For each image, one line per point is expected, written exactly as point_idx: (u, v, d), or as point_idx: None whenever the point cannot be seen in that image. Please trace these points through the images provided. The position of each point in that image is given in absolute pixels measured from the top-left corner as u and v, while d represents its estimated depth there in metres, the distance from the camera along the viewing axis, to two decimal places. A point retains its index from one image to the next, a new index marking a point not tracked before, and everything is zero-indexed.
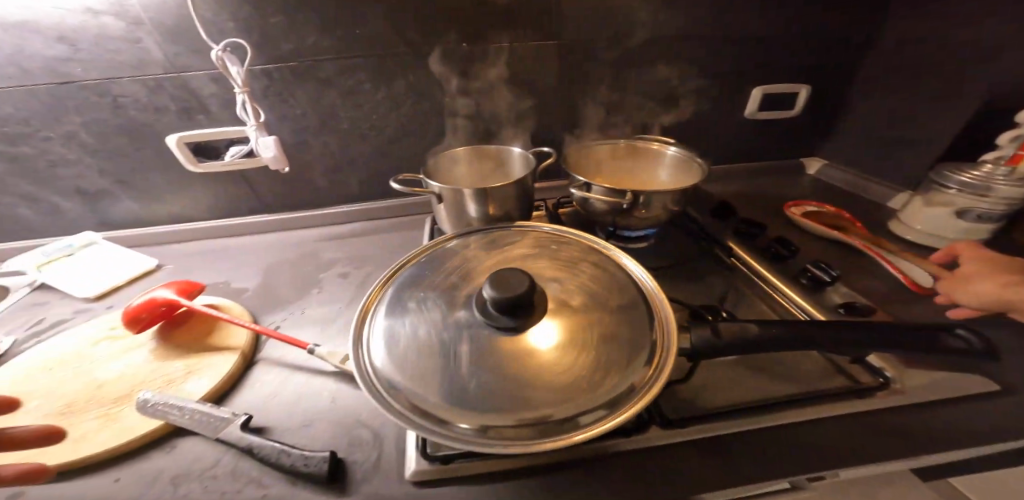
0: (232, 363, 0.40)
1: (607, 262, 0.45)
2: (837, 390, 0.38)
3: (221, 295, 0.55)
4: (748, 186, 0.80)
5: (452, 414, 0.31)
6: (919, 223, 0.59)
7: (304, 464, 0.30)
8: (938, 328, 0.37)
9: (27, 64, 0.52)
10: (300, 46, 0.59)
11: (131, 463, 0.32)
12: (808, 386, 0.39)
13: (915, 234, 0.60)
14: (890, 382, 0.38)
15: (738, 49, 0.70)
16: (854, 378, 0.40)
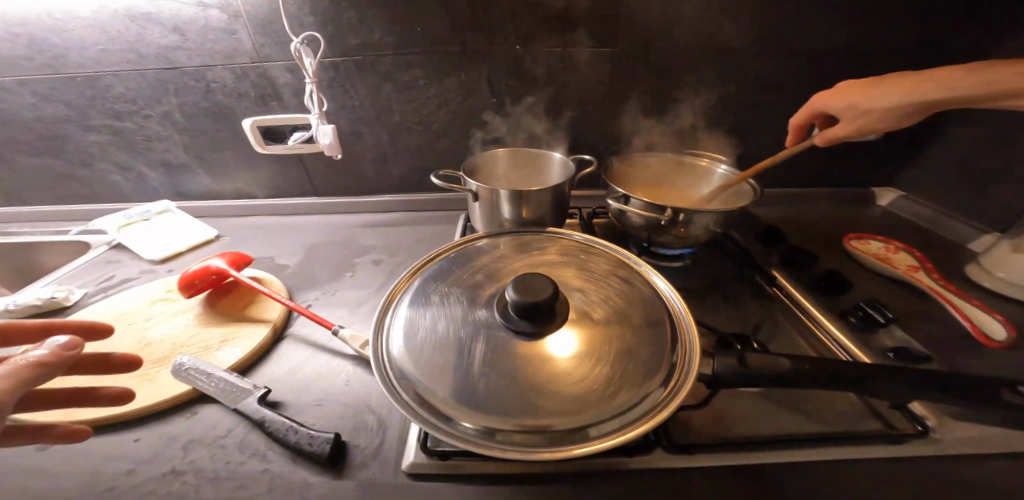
0: (264, 335, 0.44)
1: (637, 279, 0.44)
2: (866, 432, 0.35)
3: (264, 269, 0.60)
4: (804, 213, 0.73)
5: (456, 411, 0.32)
6: (1001, 270, 0.52)
7: (308, 443, 0.33)
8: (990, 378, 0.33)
9: (146, 50, 0.59)
10: (366, 41, 0.62)
11: (172, 415, 0.35)
12: (836, 425, 0.36)
13: (996, 283, 0.52)
14: (929, 431, 0.35)
15: (815, 63, 0.64)
16: (890, 424, 0.36)
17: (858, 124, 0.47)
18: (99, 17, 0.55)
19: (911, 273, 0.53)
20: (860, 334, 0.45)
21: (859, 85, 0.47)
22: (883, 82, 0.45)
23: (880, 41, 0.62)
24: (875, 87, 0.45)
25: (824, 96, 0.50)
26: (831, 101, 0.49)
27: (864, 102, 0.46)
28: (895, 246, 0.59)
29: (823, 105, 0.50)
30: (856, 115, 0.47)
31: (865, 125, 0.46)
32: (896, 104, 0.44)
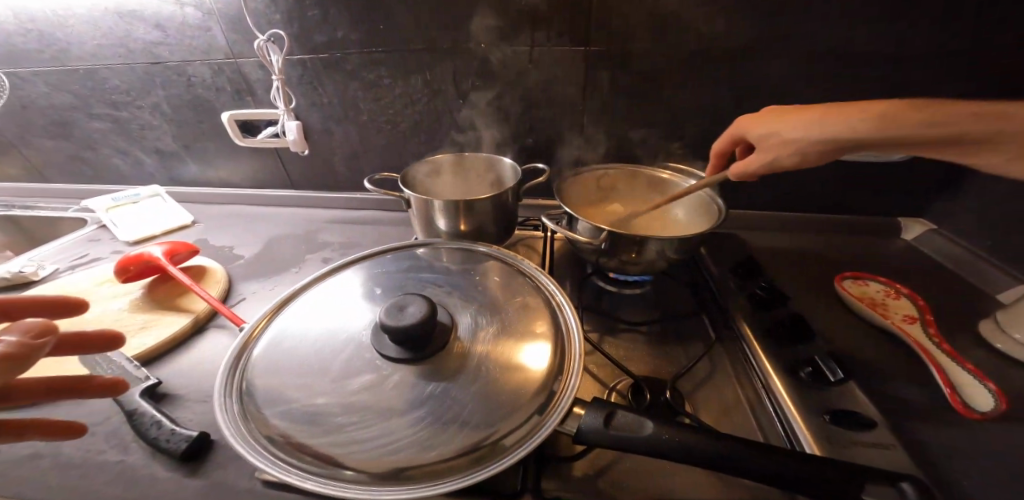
0: (180, 326, 0.47)
1: (539, 305, 0.41)
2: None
3: (221, 258, 0.63)
4: (798, 243, 0.65)
5: (280, 431, 0.31)
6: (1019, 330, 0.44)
7: (167, 439, 0.35)
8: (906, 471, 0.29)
9: (134, 46, 0.62)
10: (332, 38, 0.60)
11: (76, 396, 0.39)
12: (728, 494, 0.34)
13: (1011, 346, 0.44)
14: None
15: (822, 72, 0.55)
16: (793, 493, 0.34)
17: (774, 159, 0.43)
18: (92, 13, 0.59)
19: (902, 325, 0.47)
20: (807, 392, 0.39)
21: (784, 116, 0.43)
22: (809, 112, 0.41)
23: (910, 45, 0.51)
24: (802, 116, 0.41)
25: (746, 122, 0.47)
26: (756, 127, 0.45)
27: (784, 133, 0.42)
28: (897, 289, 0.52)
29: (745, 130, 0.47)
30: (773, 150, 0.43)
31: (782, 160, 0.43)
32: (811, 141, 0.40)
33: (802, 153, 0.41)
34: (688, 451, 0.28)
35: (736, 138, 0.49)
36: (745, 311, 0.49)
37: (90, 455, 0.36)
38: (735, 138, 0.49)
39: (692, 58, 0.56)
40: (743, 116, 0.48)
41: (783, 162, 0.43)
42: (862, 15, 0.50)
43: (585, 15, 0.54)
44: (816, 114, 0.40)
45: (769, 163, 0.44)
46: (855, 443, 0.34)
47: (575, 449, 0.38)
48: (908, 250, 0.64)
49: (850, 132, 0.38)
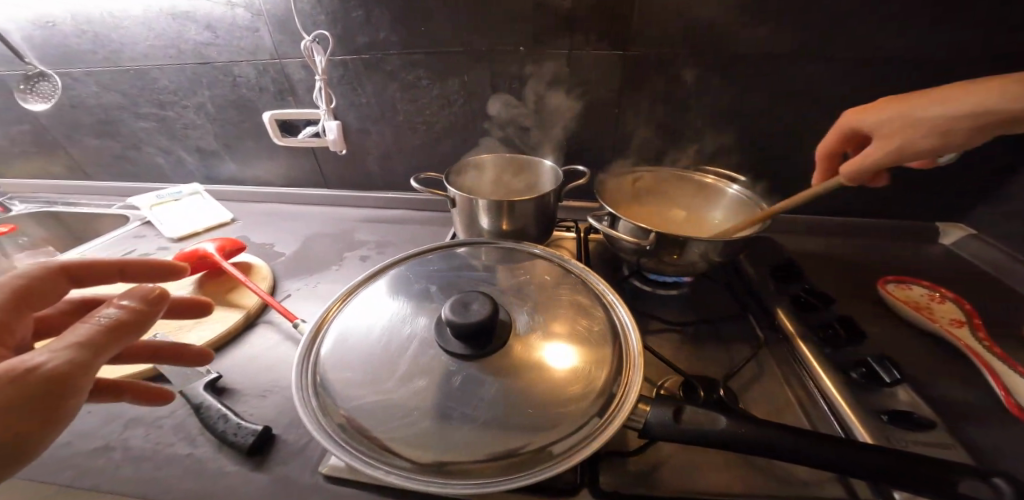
0: (235, 321, 0.48)
1: (592, 306, 0.42)
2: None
3: (263, 255, 0.64)
4: (833, 246, 0.65)
5: (356, 424, 0.31)
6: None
7: (235, 433, 0.36)
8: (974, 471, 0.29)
9: (183, 46, 0.64)
10: (374, 40, 0.61)
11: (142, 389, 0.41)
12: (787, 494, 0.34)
13: None
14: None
15: (866, 75, 0.55)
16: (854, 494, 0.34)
17: (899, 146, 0.40)
18: (147, 14, 0.60)
19: (951, 328, 0.46)
20: (859, 393, 0.39)
21: (897, 98, 0.41)
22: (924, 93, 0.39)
23: (959, 47, 0.51)
24: (911, 100, 0.40)
25: (853, 115, 0.44)
26: (867, 115, 0.42)
27: (912, 115, 0.39)
28: (941, 293, 0.52)
29: (855, 120, 0.43)
30: (904, 134, 0.40)
31: (912, 143, 0.39)
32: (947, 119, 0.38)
33: (943, 131, 0.38)
34: (763, 444, 0.30)
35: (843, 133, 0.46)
36: (790, 314, 0.49)
37: (159, 448, 0.37)
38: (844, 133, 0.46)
39: (735, 62, 0.56)
40: (848, 110, 0.45)
41: (924, 145, 0.39)
42: (911, 17, 0.50)
43: (629, 18, 0.55)
44: (938, 94, 0.38)
45: (901, 149, 0.40)
46: (914, 442, 0.35)
47: (633, 444, 0.38)
48: (944, 255, 0.64)
49: (981, 104, 0.36)
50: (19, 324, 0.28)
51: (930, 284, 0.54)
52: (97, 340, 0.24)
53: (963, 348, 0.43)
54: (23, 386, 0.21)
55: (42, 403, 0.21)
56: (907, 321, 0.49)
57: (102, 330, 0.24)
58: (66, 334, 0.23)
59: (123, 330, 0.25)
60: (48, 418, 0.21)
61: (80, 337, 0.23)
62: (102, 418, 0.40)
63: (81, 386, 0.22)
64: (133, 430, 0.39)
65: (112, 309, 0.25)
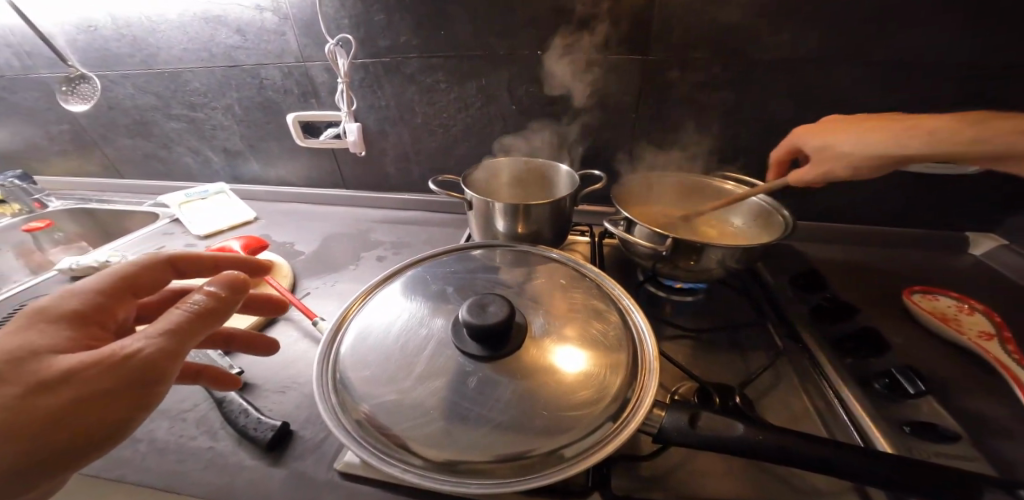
0: (257, 317, 0.50)
1: (607, 310, 0.42)
2: None
3: (284, 253, 0.66)
4: (855, 255, 0.63)
5: (374, 421, 0.32)
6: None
7: (254, 428, 0.37)
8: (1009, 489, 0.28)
9: (215, 50, 0.66)
10: (395, 43, 0.62)
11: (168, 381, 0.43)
12: None
13: None
14: None
15: (896, 78, 0.53)
16: None
17: (823, 172, 0.44)
18: (182, 19, 0.63)
19: (979, 341, 0.45)
20: (881, 404, 0.38)
21: (836, 125, 0.46)
22: (861, 128, 0.43)
23: (998, 49, 0.49)
24: (879, 127, 0.42)
25: (807, 132, 0.48)
26: (812, 138, 0.47)
27: (835, 146, 0.44)
28: (970, 305, 0.50)
29: (801, 140, 0.48)
30: (823, 164, 0.45)
31: (826, 173, 0.44)
32: (860, 156, 0.42)
33: (856, 165, 0.42)
34: (782, 452, 0.29)
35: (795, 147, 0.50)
36: (809, 323, 0.48)
37: (183, 440, 0.38)
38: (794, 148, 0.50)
39: (756, 66, 0.55)
40: (801, 126, 0.49)
41: (837, 173, 0.44)
42: (945, 17, 0.48)
43: (650, 21, 0.54)
44: (860, 131, 0.42)
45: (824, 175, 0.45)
46: (938, 455, 0.34)
47: (646, 449, 0.38)
48: (976, 266, 0.61)
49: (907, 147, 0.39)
50: (118, 309, 0.32)
51: (960, 296, 0.53)
52: (182, 327, 0.27)
53: (995, 362, 0.42)
54: (121, 369, 0.25)
55: (136, 385, 0.25)
56: (931, 333, 0.48)
57: (189, 317, 0.28)
58: (162, 318, 0.27)
59: (204, 318, 0.28)
60: (143, 397, 0.25)
61: (172, 323, 0.27)
62: None
63: (170, 372, 0.26)
64: (159, 422, 0.40)
65: (200, 295, 0.29)
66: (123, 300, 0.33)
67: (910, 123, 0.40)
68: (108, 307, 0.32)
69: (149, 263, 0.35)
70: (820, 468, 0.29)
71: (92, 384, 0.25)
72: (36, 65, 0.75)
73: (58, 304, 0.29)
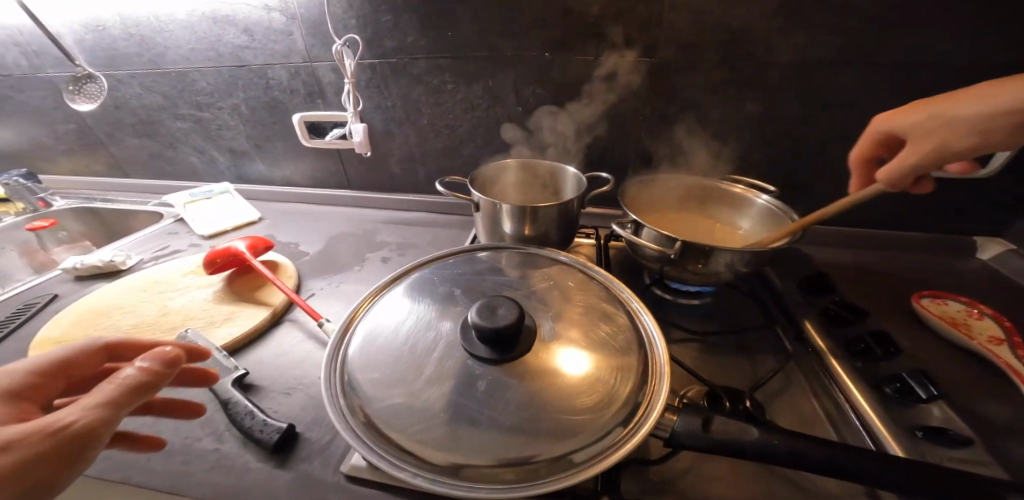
0: (261, 319, 0.50)
1: (616, 313, 0.41)
2: None
3: (288, 254, 0.66)
4: (862, 259, 0.63)
5: (383, 425, 0.32)
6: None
7: (260, 430, 0.37)
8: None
9: (222, 50, 0.66)
10: (401, 43, 0.62)
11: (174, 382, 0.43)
12: None
13: None
14: None
15: (905, 80, 0.53)
16: None
17: (934, 146, 0.37)
18: (189, 19, 0.63)
19: (989, 346, 0.44)
20: (893, 409, 0.38)
21: (934, 99, 0.38)
22: (958, 94, 0.37)
23: (1008, 51, 0.49)
24: (950, 99, 0.37)
25: (886, 118, 0.41)
26: (904, 118, 0.40)
27: (943, 117, 0.37)
28: (980, 309, 0.50)
29: (886, 126, 0.41)
30: (925, 142, 0.38)
31: (942, 145, 0.37)
32: (982, 116, 0.35)
33: (976, 131, 0.36)
34: (796, 458, 0.29)
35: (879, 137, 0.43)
36: (818, 327, 0.48)
37: (188, 442, 0.38)
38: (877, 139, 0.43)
39: (764, 68, 0.55)
40: (880, 115, 0.42)
41: (958, 143, 0.36)
42: (956, 19, 0.48)
43: (658, 23, 0.54)
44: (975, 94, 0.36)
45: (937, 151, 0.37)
46: (951, 460, 0.33)
47: (656, 453, 0.38)
48: (984, 270, 0.61)
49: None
50: (53, 389, 0.32)
51: (969, 300, 0.52)
52: (111, 401, 0.27)
53: (1005, 367, 0.42)
54: (52, 440, 0.25)
55: (50, 460, 0.25)
56: (941, 338, 0.48)
57: (121, 390, 0.28)
58: (94, 393, 0.27)
59: (139, 390, 0.28)
60: (56, 476, 0.25)
61: (106, 396, 0.27)
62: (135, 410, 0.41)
63: (99, 440, 0.26)
64: (163, 423, 0.40)
65: (133, 369, 0.29)
66: (57, 380, 0.33)
67: (990, 91, 0.35)
68: (39, 385, 0.32)
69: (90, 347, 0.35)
70: (835, 475, 0.29)
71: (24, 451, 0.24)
72: (43, 64, 0.75)
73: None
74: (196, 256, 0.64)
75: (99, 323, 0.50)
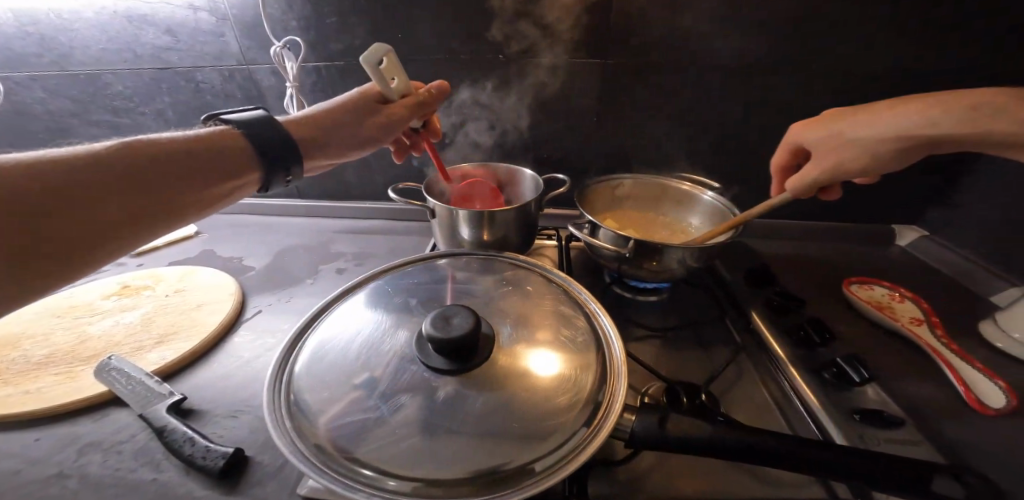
0: (199, 341, 0.46)
1: (574, 314, 0.41)
2: None
3: (232, 269, 0.62)
4: (802, 250, 0.68)
5: (334, 445, 0.30)
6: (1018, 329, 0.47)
7: (203, 457, 0.34)
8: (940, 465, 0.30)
9: (140, 51, 0.63)
10: (348, 47, 0.59)
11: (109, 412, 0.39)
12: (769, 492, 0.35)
13: (1009, 344, 0.47)
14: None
15: (826, 84, 0.58)
16: (831, 490, 0.35)
17: (833, 165, 0.41)
18: (99, 17, 0.60)
19: (911, 327, 0.49)
20: (833, 394, 0.41)
21: (848, 112, 0.40)
22: (865, 108, 0.39)
23: (906, 58, 0.55)
24: (858, 116, 0.39)
25: (801, 128, 0.44)
26: (813, 130, 0.43)
27: (844, 134, 0.40)
28: (901, 293, 0.55)
29: (801, 136, 0.44)
30: (835, 151, 0.40)
31: (848, 162, 0.40)
32: (879, 142, 0.38)
33: (871, 154, 0.39)
34: (749, 449, 0.30)
35: (797, 146, 0.46)
36: (763, 316, 0.51)
37: (121, 474, 0.35)
38: (794, 149, 0.47)
39: (704, 72, 0.58)
40: (797, 123, 0.45)
41: (846, 165, 0.40)
42: (867, 32, 0.53)
43: (604, 27, 0.56)
44: (875, 112, 0.38)
45: (833, 168, 0.41)
46: (883, 440, 0.36)
47: (621, 453, 0.38)
48: (902, 255, 0.68)
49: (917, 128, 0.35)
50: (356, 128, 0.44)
51: (891, 284, 0.58)
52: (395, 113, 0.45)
53: (927, 348, 0.46)
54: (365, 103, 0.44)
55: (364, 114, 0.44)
56: (873, 322, 0.52)
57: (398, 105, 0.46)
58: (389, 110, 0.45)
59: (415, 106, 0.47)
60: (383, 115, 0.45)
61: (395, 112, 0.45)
62: (54, 446, 0.37)
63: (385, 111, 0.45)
64: (90, 455, 0.36)
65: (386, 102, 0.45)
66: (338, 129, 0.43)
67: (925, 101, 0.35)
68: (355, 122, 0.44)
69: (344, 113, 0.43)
70: (786, 463, 0.30)
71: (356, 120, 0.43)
72: None
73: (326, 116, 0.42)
74: (121, 274, 0.58)
75: (5, 354, 0.44)
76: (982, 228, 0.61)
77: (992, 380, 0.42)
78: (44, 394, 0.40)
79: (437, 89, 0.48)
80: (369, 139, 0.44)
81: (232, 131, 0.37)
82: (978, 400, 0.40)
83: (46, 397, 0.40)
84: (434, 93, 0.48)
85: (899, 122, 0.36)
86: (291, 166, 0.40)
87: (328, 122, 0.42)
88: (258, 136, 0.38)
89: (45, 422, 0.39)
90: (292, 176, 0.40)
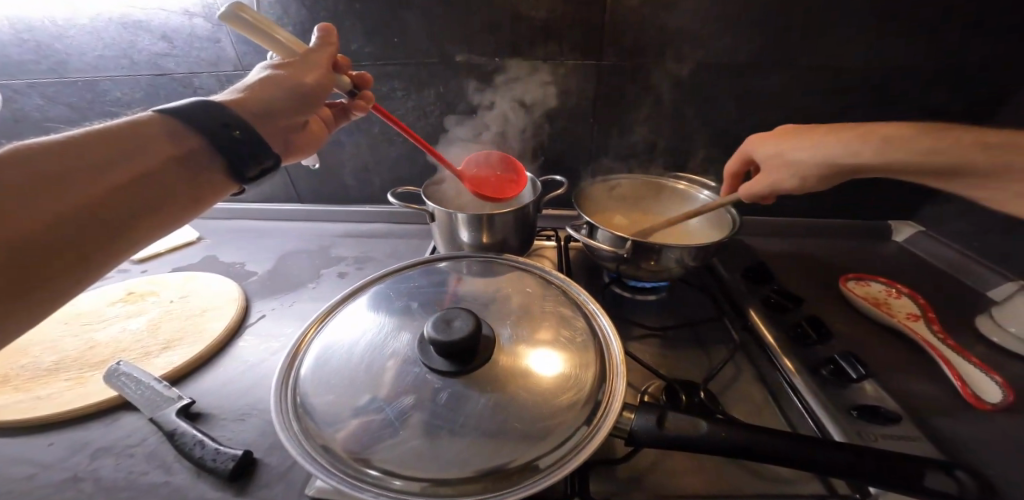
0: (205, 346, 0.47)
1: (574, 315, 0.42)
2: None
3: (234, 274, 0.62)
4: (798, 247, 0.69)
5: (342, 446, 0.30)
6: (1014, 324, 0.47)
7: (213, 459, 0.34)
8: (930, 460, 0.31)
9: (137, 57, 0.63)
10: (345, 51, 0.60)
11: (119, 417, 0.40)
12: (770, 491, 0.35)
13: (1005, 338, 0.48)
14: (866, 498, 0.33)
15: (820, 82, 0.58)
16: (831, 486, 0.35)
17: (774, 179, 0.46)
18: (95, 24, 0.60)
19: (907, 322, 0.50)
20: (831, 390, 0.41)
21: (793, 136, 0.46)
22: (808, 138, 0.45)
23: (899, 56, 0.55)
24: (805, 141, 0.44)
25: (756, 141, 0.50)
26: (762, 147, 0.49)
27: (785, 156, 0.46)
28: (897, 289, 0.56)
29: (754, 149, 0.50)
30: (777, 171, 0.46)
31: (786, 179, 0.46)
32: (816, 164, 0.43)
33: (803, 177, 0.44)
34: (746, 448, 0.31)
35: (747, 158, 0.52)
36: (761, 314, 0.52)
37: (134, 476, 0.35)
38: (746, 158, 0.52)
39: (698, 72, 0.59)
40: (754, 135, 0.51)
41: (784, 183, 0.46)
42: (860, 28, 0.54)
43: (597, 29, 0.56)
44: (817, 140, 0.43)
45: (773, 186, 0.46)
46: (883, 437, 0.36)
47: (620, 451, 0.39)
48: (898, 251, 0.68)
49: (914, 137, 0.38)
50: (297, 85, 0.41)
51: (887, 280, 0.58)
52: (309, 68, 0.43)
53: (923, 344, 0.47)
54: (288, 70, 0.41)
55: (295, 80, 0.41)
56: (869, 319, 0.53)
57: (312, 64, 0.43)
58: (298, 65, 0.42)
59: (321, 59, 0.44)
60: (305, 75, 0.42)
61: (306, 65, 0.42)
62: (67, 450, 0.38)
63: (302, 70, 0.42)
64: (103, 459, 0.37)
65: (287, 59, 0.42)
66: (283, 101, 0.40)
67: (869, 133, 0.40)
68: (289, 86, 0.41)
69: (269, 80, 0.40)
70: (782, 460, 0.30)
71: (288, 82, 0.41)
72: None
73: (261, 89, 0.39)
74: (125, 281, 0.59)
75: (16, 361, 0.45)
76: (977, 223, 0.62)
77: (986, 375, 0.43)
78: (55, 399, 0.41)
79: (323, 32, 0.45)
80: (301, 91, 0.41)
81: (161, 116, 0.35)
82: (975, 395, 0.41)
83: (57, 403, 0.40)
84: (321, 38, 0.44)
85: (828, 152, 0.42)
86: (240, 122, 0.36)
87: (256, 91, 0.39)
88: (193, 114, 0.35)
89: (56, 427, 0.39)
90: (242, 130, 0.36)
